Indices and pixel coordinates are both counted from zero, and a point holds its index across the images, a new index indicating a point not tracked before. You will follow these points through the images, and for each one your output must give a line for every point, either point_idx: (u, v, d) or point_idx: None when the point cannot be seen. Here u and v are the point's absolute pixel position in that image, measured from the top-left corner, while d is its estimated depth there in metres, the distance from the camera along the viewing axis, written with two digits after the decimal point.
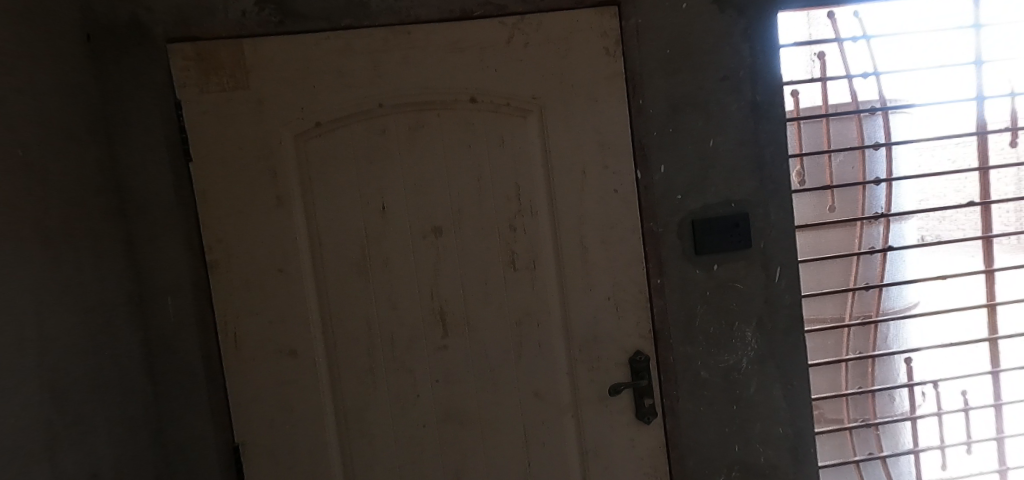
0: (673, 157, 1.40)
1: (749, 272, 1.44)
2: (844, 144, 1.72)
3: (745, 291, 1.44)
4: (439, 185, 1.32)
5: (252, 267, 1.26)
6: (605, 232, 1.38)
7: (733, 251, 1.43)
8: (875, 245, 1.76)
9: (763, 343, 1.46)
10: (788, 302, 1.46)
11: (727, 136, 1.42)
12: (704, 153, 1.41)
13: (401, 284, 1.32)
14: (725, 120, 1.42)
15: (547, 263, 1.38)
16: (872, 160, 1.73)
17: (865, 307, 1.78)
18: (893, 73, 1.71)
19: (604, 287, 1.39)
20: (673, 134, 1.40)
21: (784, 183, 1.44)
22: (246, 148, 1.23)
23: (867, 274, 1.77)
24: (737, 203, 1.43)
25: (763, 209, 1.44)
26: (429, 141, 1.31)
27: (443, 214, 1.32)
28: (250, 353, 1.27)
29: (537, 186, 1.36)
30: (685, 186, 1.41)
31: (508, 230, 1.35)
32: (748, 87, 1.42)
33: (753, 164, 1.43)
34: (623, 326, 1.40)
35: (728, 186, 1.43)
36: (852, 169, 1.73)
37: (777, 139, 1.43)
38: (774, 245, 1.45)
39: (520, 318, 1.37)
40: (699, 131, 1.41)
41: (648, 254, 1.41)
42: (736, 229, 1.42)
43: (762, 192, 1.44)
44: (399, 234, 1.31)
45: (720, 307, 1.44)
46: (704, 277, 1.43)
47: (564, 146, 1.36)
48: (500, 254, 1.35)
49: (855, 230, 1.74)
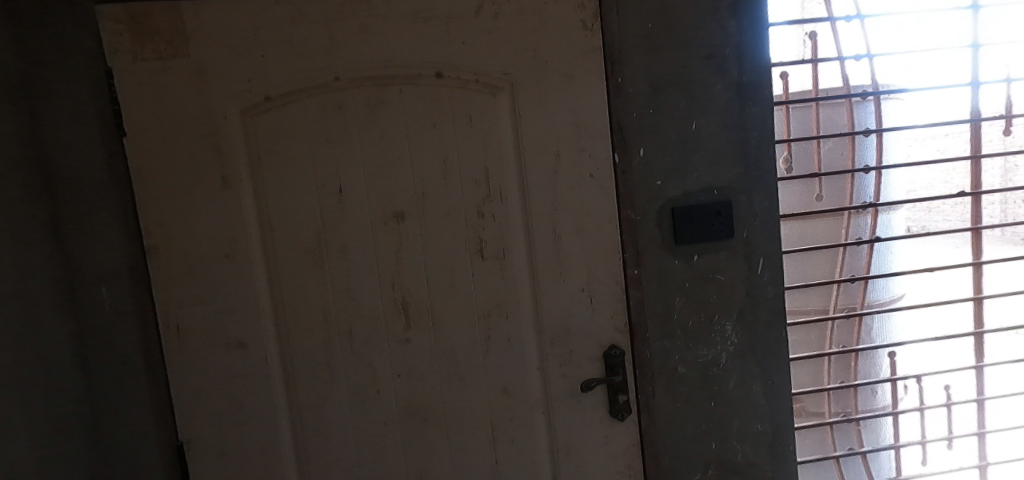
0: (653, 141, 1.32)
1: (730, 263, 1.37)
2: (833, 130, 1.66)
3: (726, 283, 1.37)
4: (401, 166, 1.22)
5: (195, 253, 1.17)
6: (579, 219, 1.30)
7: (714, 241, 1.35)
8: (862, 235, 1.71)
9: (743, 337, 1.39)
10: (771, 295, 1.39)
11: (711, 118, 1.33)
12: (686, 136, 1.33)
13: (360, 273, 1.23)
14: (710, 101, 1.33)
15: (518, 252, 1.29)
16: (862, 147, 1.68)
17: (850, 299, 1.74)
18: (887, 54, 1.63)
19: (577, 278, 1.31)
20: (654, 116, 1.31)
21: (770, 170, 1.36)
22: (188, 123, 1.14)
23: (852, 265, 1.72)
24: (719, 191, 1.35)
25: (747, 197, 1.36)
26: (390, 119, 1.21)
27: (406, 199, 1.23)
28: (196, 344, 1.19)
29: (507, 169, 1.27)
30: (665, 171, 1.33)
31: (476, 216, 1.27)
32: (734, 66, 1.33)
33: (738, 149, 1.35)
34: (598, 318, 1.33)
35: (711, 172, 1.34)
36: (841, 156, 1.67)
37: (764, 122, 1.35)
38: (758, 235, 1.37)
39: (489, 310, 1.29)
40: (681, 112, 1.32)
41: (624, 243, 1.33)
42: (718, 218, 1.35)
43: (746, 179, 1.36)
44: (358, 219, 1.22)
45: (700, 299, 1.37)
46: (683, 268, 1.36)
47: (536, 127, 1.27)
48: (467, 242, 1.27)
49: (843, 220, 1.68)
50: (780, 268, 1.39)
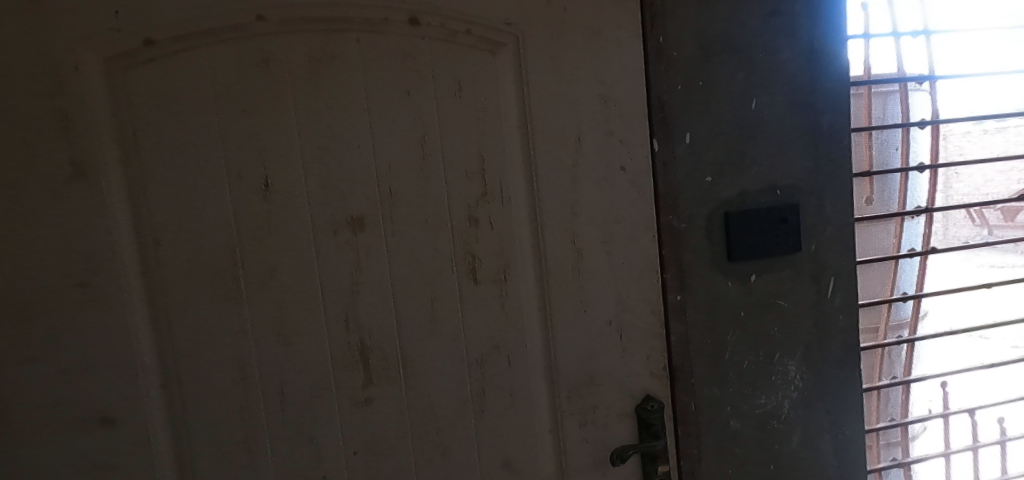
0: (703, 123, 1.00)
1: (796, 284, 1.07)
2: (885, 120, 1.38)
3: (789, 310, 1.07)
4: (358, 152, 0.84)
5: (28, 280, 0.74)
6: (608, 227, 0.96)
7: (777, 255, 1.05)
8: (916, 246, 1.44)
9: (809, 381, 1.09)
10: (842, 326, 1.10)
11: (775, 96, 1.03)
12: (745, 117, 1.02)
13: (297, 308, 0.83)
14: (774, 73, 1.03)
15: (524, 273, 0.94)
16: (915, 141, 1.40)
17: (901, 322, 1.46)
18: (945, 32, 1.38)
19: (605, 307, 0.97)
20: (703, 90, 1.00)
21: (844, 165, 1.07)
22: (14, 76, 0.72)
23: (903, 282, 1.44)
24: (783, 191, 1.05)
25: (817, 199, 1.06)
26: (344, 81, 0.83)
27: (366, 198, 0.85)
28: (27, 424, 0.76)
29: (512, 158, 0.92)
30: (717, 164, 1.01)
31: (467, 224, 0.90)
32: (803, 30, 1.03)
33: (807, 136, 1.05)
34: (630, 362, 0.98)
35: (774, 166, 1.04)
36: (892, 151, 1.39)
37: (838, 103, 1.06)
38: (829, 247, 1.08)
39: (484, 355, 0.92)
40: (739, 87, 1.01)
41: (664, 259, 1.00)
42: (782, 226, 1.04)
43: (816, 175, 1.06)
44: (294, 229, 0.82)
45: (758, 332, 1.05)
46: (738, 292, 1.04)
47: (551, 100, 0.92)
48: (454, 261, 0.90)
49: (895, 227, 1.41)
50: (854, 290, 1.10)
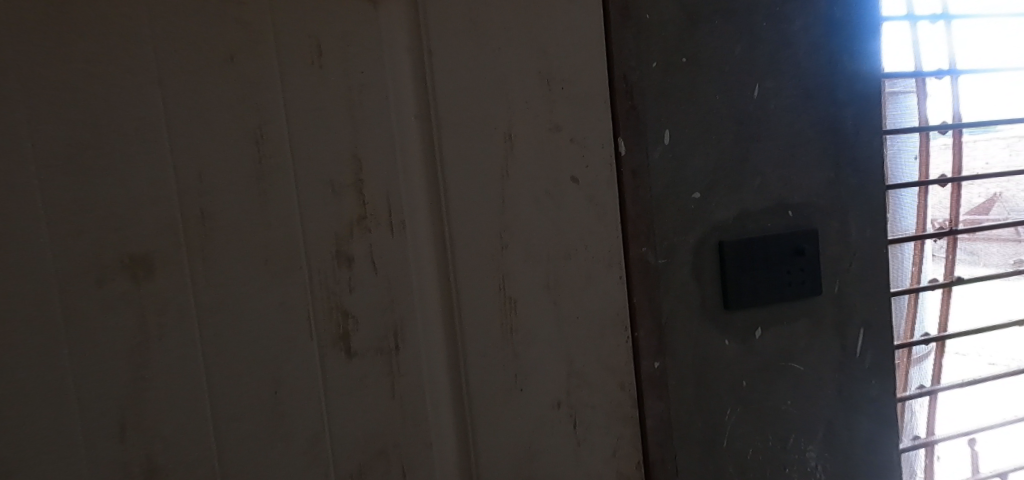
0: (687, 117, 0.73)
1: (815, 339, 0.80)
2: (902, 122, 1.08)
3: (807, 375, 0.80)
4: (146, 150, 0.52)
5: None
6: (557, 264, 0.67)
7: (790, 300, 0.77)
8: (935, 277, 1.14)
9: (831, 470, 0.82)
10: (872, 392, 0.83)
11: (784, 82, 0.77)
12: (744, 111, 0.75)
13: (27, 409, 0.49)
14: (782, 50, 0.77)
15: (431, 337, 0.63)
16: (935, 148, 1.12)
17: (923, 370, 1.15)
18: (964, 18, 1.13)
19: (555, 381, 0.67)
20: (687, 70, 0.73)
21: (873, 176, 0.81)
22: None
23: (926, 321, 1.14)
24: (796, 211, 0.78)
25: (841, 222, 0.80)
26: (117, 33, 0.51)
27: (157, 225, 0.52)
28: None
29: (408, 164, 0.61)
30: (707, 175, 0.74)
31: (338, 264, 0.58)
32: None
33: (826, 137, 0.79)
34: (588, 460, 0.68)
35: (783, 177, 0.77)
36: (911, 161, 1.09)
37: (862, 94, 0.81)
38: (858, 288, 0.81)
39: (363, 465, 0.60)
40: (736, 68, 0.75)
41: (634, 309, 0.71)
42: (796, 261, 0.77)
43: (838, 190, 0.80)
44: (20, 277, 0.49)
45: (765, 407, 0.78)
46: (738, 352, 0.76)
47: (469, 77, 0.62)
48: (315, 323, 0.58)
49: (913, 252, 1.11)
50: (887, 344, 0.83)
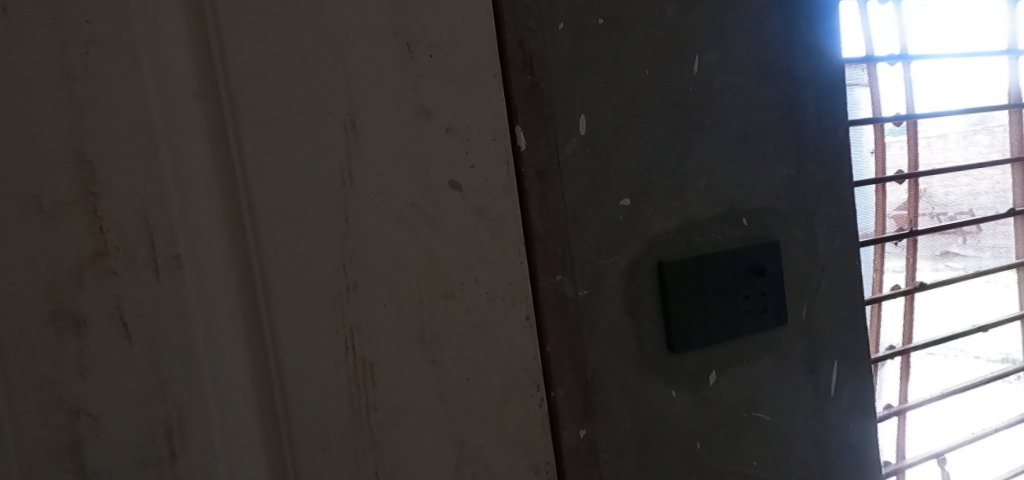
0: (610, 99, 0.57)
1: (784, 380, 0.66)
2: (851, 110, 0.88)
3: (776, 425, 0.66)
4: None
5: None
6: (435, 309, 0.46)
7: (751, 333, 0.64)
8: (900, 284, 0.93)
9: None
10: (846, 433, 0.70)
11: (730, 61, 0.62)
12: (681, 93, 0.60)
13: None
14: (729, 22, 0.62)
15: (238, 434, 0.40)
16: (891, 140, 0.92)
17: (890, 386, 0.94)
18: None
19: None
20: (605, 41, 0.56)
21: (837, 175, 0.69)
22: None
23: (889, 328, 0.93)
24: (751, 220, 0.64)
25: (807, 231, 0.67)
26: None
27: None
28: None
29: (181, 168, 0.38)
30: (639, 175, 0.58)
31: (62, 332, 0.36)
32: None
33: (782, 124, 0.65)
34: None
35: (739, 180, 0.63)
36: (864, 156, 0.89)
37: (824, 76, 0.67)
38: (830, 310, 0.69)
39: None
40: (669, 36, 0.59)
41: (548, 362, 0.53)
42: (756, 284, 0.63)
43: (801, 192, 0.67)
44: None
45: (722, 470, 0.63)
46: (691, 405, 0.61)
47: (280, 33, 0.41)
48: (16, 432, 0.35)
49: (873, 257, 0.90)
50: (861, 374, 0.71)
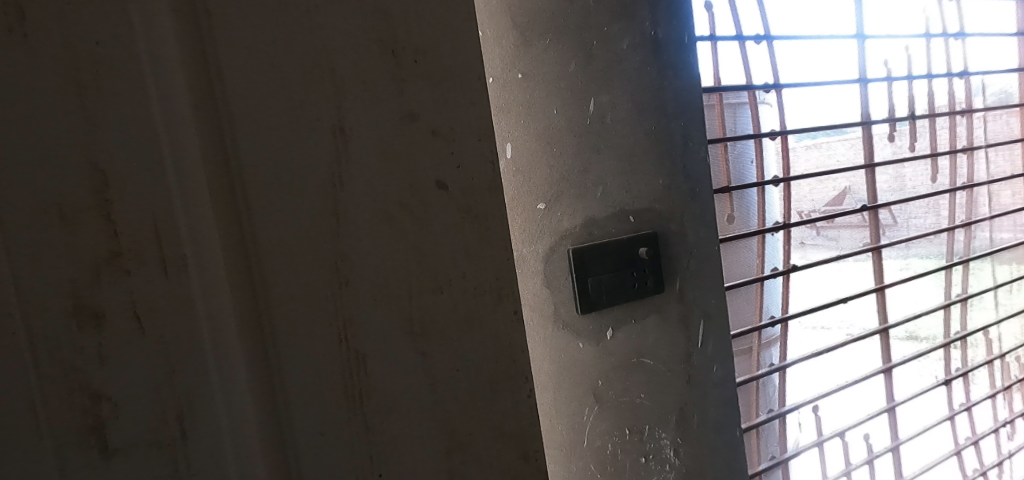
0: (530, 131, 0.88)
1: (661, 332, 0.97)
2: (712, 130, 1.24)
3: (657, 368, 0.97)
4: None
5: None
6: (424, 303, 0.49)
7: (639, 297, 0.94)
8: (752, 268, 1.30)
9: (686, 459, 1.00)
10: (716, 378, 1.02)
11: (619, 100, 0.92)
12: (583, 123, 0.90)
13: None
14: (615, 65, 0.92)
15: (240, 422, 0.44)
16: (744, 153, 1.29)
17: (750, 343, 1.31)
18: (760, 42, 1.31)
19: (432, 462, 0.50)
20: (523, 83, 0.87)
21: (701, 178, 0.98)
22: None
23: (747, 303, 1.30)
24: (636, 217, 0.94)
25: (679, 226, 0.97)
26: None
27: None
28: None
29: (186, 175, 0.42)
30: (553, 188, 0.89)
31: (83, 328, 0.39)
32: (647, 12, 0.94)
33: (656, 139, 0.94)
34: None
35: (629, 189, 0.93)
36: (724, 167, 1.25)
37: (691, 99, 0.97)
38: (693, 286, 0.99)
39: None
40: (572, 82, 0.89)
41: None
42: (640, 265, 0.94)
43: (673, 198, 0.96)
44: None
45: (621, 400, 0.95)
46: (592, 351, 0.93)
47: (272, 47, 0.44)
48: (45, 419, 0.38)
49: (733, 247, 1.27)
50: (721, 334, 1.01)
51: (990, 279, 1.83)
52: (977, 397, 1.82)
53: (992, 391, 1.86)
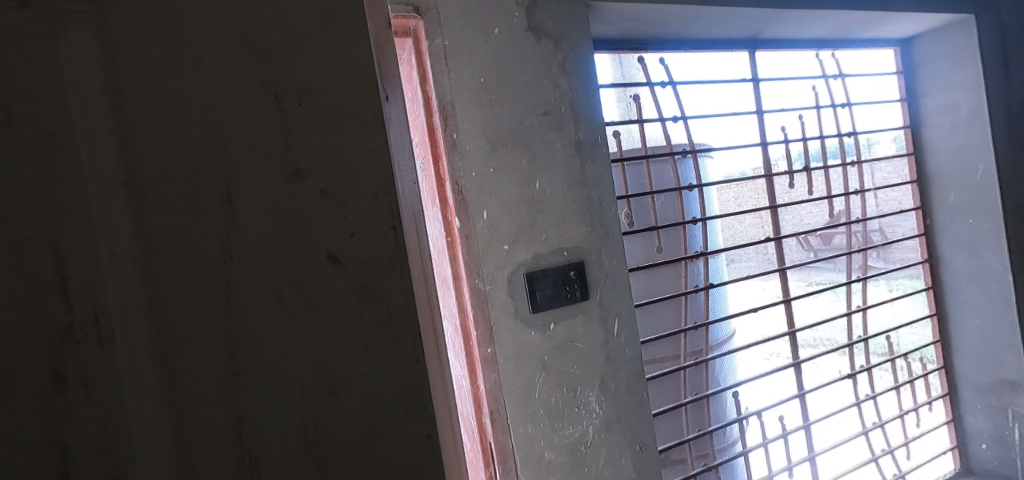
0: (498, 199, 1.22)
1: (586, 325, 1.28)
2: (659, 184, 1.48)
3: (585, 350, 1.28)
4: None
5: None
6: (320, 411, 0.39)
7: (569, 303, 1.26)
8: (699, 283, 1.52)
9: (608, 407, 1.29)
10: (629, 358, 1.32)
11: (553, 177, 1.27)
12: (530, 195, 1.24)
13: None
14: (550, 158, 1.27)
15: None
16: (690, 199, 1.52)
17: (700, 341, 1.51)
18: (699, 116, 1.56)
19: None
20: (494, 175, 1.22)
21: (613, 226, 1.33)
22: None
23: (695, 310, 1.50)
24: (569, 251, 1.28)
25: (597, 257, 1.30)
26: None
27: None
28: None
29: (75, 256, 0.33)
30: (512, 233, 1.22)
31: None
32: (571, 124, 1.30)
33: (580, 203, 1.29)
34: None
35: (559, 232, 1.27)
36: (672, 211, 1.49)
37: (605, 181, 1.32)
38: (609, 295, 1.31)
39: None
40: (519, 166, 1.24)
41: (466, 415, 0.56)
42: (574, 282, 1.27)
43: (594, 237, 1.30)
44: None
45: (558, 368, 1.25)
46: (540, 339, 1.24)
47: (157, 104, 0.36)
48: None
49: (681, 271, 1.49)
50: (630, 325, 1.33)
51: (887, 292, 1.97)
52: (908, 382, 1.97)
53: (910, 378, 1.98)
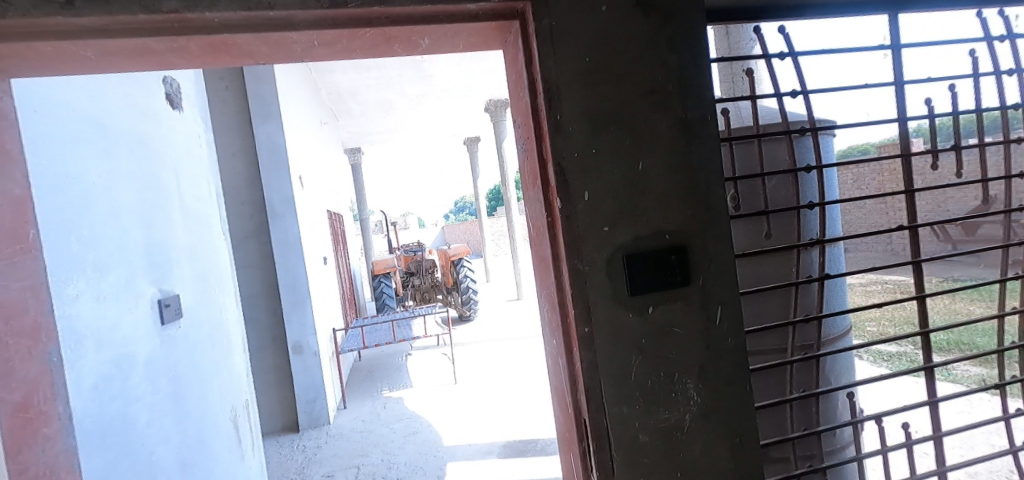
0: (599, 178, 1.21)
1: (687, 310, 1.25)
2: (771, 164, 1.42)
3: (684, 336, 1.25)
4: None
5: None
6: None
7: (671, 287, 1.23)
8: (813, 271, 1.45)
9: (706, 396, 1.26)
10: (732, 347, 1.27)
11: (656, 158, 1.24)
12: (632, 175, 1.23)
13: None
14: (654, 139, 1.24)
15: None
16: (808, 180, 1.46)
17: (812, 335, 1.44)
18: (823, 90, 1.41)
19: None
20: (596, 155, 1.21)
21: (721, 209, 1.27)
22: None
23: (808, 300, 1.44)
24: (671, 234, 1.24)
25: (701, 241, 1.26)
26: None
27: None
28: None
29: None
30: (612, 214, 1.21)
31: None
32: (678, 102, 1.25)
33: (685, 185, 1.25)
34: None
35: (661, 215, 1.24)
36: (784, 191, 1.44)
37: (713, 163, 1.27)
38: (712, 281, 1.26)
39: None
40: (622, 147, 1.22)
41: None
42: (676, 266, 1.24)
43: (699, 220, 1.26)
44: None
45: (655, 352, 1.23)
46: (637, 322, 1.22)
47: None
48: None
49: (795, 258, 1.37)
50: (737, 315, 1.28)
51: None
52: None
53: None
